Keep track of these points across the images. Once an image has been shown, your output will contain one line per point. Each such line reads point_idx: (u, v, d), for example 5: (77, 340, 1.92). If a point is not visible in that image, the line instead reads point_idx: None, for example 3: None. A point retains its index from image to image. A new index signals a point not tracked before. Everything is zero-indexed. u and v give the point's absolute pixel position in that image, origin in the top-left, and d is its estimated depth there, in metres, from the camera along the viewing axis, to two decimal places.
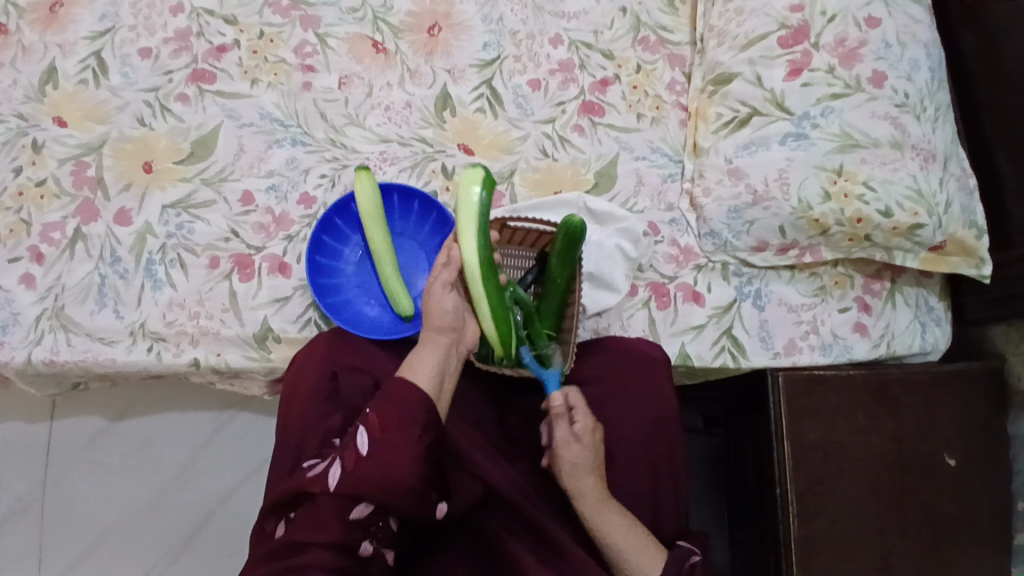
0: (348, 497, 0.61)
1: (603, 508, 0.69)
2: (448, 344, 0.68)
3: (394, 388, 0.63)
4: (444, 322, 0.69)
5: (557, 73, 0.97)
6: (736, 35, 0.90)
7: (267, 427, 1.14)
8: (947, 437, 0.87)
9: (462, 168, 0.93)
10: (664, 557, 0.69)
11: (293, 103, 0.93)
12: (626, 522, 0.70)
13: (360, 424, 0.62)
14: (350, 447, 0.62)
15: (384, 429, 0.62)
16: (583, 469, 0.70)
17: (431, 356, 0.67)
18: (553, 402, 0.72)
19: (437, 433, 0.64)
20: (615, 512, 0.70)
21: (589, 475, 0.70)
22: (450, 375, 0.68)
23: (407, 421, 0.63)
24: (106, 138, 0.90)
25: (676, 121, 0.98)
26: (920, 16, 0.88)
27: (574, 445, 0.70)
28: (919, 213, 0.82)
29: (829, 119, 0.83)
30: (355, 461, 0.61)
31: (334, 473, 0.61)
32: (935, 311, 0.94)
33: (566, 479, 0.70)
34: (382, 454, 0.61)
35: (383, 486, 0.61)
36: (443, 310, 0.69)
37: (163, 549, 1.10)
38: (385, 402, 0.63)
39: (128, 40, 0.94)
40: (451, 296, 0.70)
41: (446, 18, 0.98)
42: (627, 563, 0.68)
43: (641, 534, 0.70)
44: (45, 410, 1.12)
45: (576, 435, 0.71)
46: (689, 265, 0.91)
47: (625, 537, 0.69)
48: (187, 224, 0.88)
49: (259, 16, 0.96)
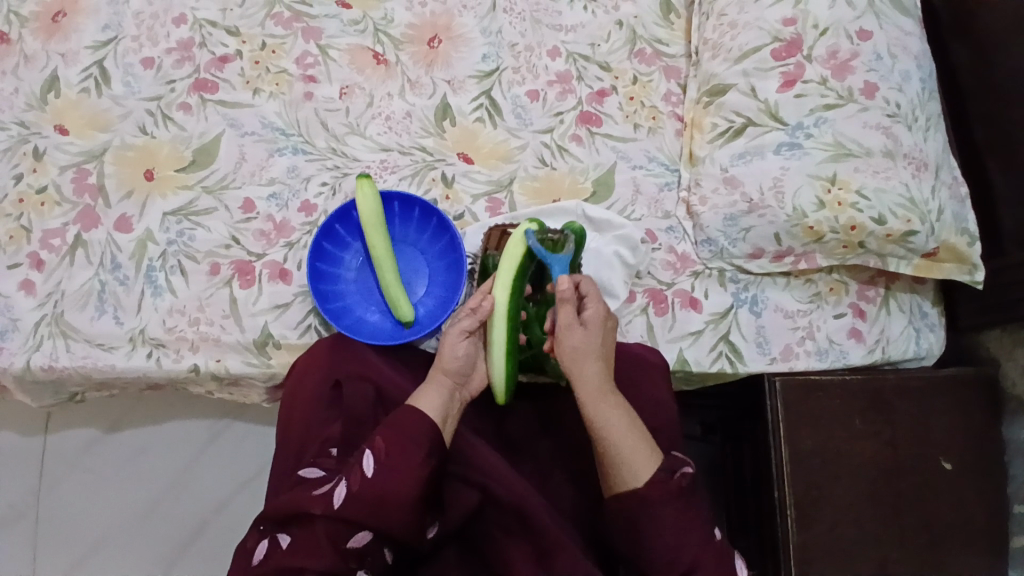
0: (347, 520, 0.62)
1: (605, 397, 0.69)
2: (450, 386, 0.71)
3: (402, 414, 0.66)
4: (452, 366, 0.71)
5: (555, 84, 0.98)
6: (730, 48, 0.92)
7: (265, 436, 1.13)
8: (943, 443, 0.87)
9: (462, 177, 0.94)
10: (658, 462, 0.67)
11: (295, 113, 0.94)
12: (626, 419, 0.68)
13: (367, 448, 0.65)
14: (355, 468, 0.64)
15: (390, 452, 0.64)
16: (585, 354, 0.70)
17: (436, 395, 0.70)
18: (560, 285, 0.70)
19: (440, 458, 0.66)
20: (616, 405, 0.69)
21: (592, 359, 0.70)
22: (453, 416, 0.71)
23: (411, 448, 0.65)
24: (109, 146, 0.91)
25: (672, 131, 0.99)
26: (910, 30, 0.90)
27: (578, 329, 0.70)
28: (912, 221, 0.83)
29: (822, 128, 0.85)
30: (360, 482, 0.63)
31: (339, 493, 0.63)
32: (929, 317, 0.95)
33: (569, 363, 0.70)
34: (385, 476, 0.63)
35: (383, 510, 0.63)
36: (455, 355, 0.72)
37: (158, 558, 1.09)
38: (392, 426, 0.66)
39: (131, 49, 0.95)
40: (465, 343, 0.73)
41: (446, 31, 0.99)
42: (619, 455, 0.66)
43: (637, 433, 0.68)
44: (39, 423, 1.11)
45: (583, 320, 0.71)
46: (687, 272, 0.92)
47: (625, 432, 0.67)
48: (187, 231, 0.88)
49: (261, 27, 0.97)
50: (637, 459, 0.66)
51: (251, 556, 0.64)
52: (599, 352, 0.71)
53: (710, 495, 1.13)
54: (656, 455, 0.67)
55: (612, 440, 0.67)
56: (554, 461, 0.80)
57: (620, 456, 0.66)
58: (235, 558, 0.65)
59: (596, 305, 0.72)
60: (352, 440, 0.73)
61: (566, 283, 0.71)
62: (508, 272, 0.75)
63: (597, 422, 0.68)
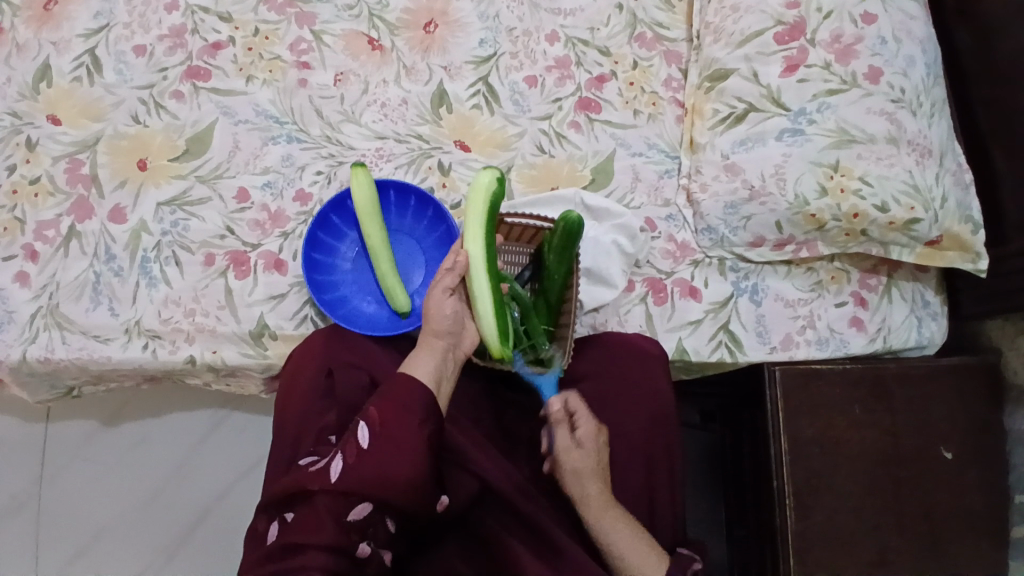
0: (345, 494, 0.62)
1: (609, 514, 0.68)
2: (442, 350, 0.69)
3: (393, 382, 0.65)
4: (441, 326, 0.70)
5: (553, 69, 0.97)
6: (732, 32, 0.90)
7: (264, 426, 1.13)
8: (944, 431, 0.87)
9: (459, 165, 0.93)
10: (666, 562, 0.68)
11: (289, 100, 0.93)
12: (632, 532, 0.68)
13: (361, 420, 0.64)
14: (350, 440, 0.63)
15: (385, 422, 0.63)
16: (585, 475, 0.69)
17: (428, 360, 0.68)
18: (552, 407, 0.72)
19: (437, 426, 0.66)
20: (619, 518, 0.68)
21: (593, 480, 0.69)
22: (447, 380, 0.69)
23: (406, 415, 0.64)
24: (102, 135, 0.90)
25: (672, 117, 0.98)
26: (916, 12, 0.88)
27: (575, 451, 0.70)
28: (915, 208, 0.82)
29: (825, 114, 0.84)
30: (356, 454, 0.62)
31: (335, 468, 0.62)
32: (932, 306, 0.94)
33: (569, 484, 0.69)
34: (383, 449, 0.63)
35: (383, 480, 0.62)
36: (442, 315, 0.70)
37: (159, 547, 1.10)
38: (385, 397, 0.65)
39: (123, 37, 0.94)
40: (450, 301, 0.71)
41: (442, 15, 0.98)
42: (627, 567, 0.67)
43: (643, 539, 0.68)
44: (40, 422, 1.12)
45: (579, 442, 0.70)
46: (686, 260, 0.91)
47: (632, 545, 0.67)
48: (182, 221, 0.87)
49: (254, 13, 0.95)
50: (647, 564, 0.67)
51: (263, 539, 0.64)
52: (599, 470, 0.70)
53: (709, 483, 1.13)
54: (662, 557, 0.68)
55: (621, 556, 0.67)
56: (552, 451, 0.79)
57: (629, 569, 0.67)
58: (247, 541, 0.65)
59: (591, 424, 0.71)
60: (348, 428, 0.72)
61: (557, 404, 0.72)
62: (478, 227, 0.74)
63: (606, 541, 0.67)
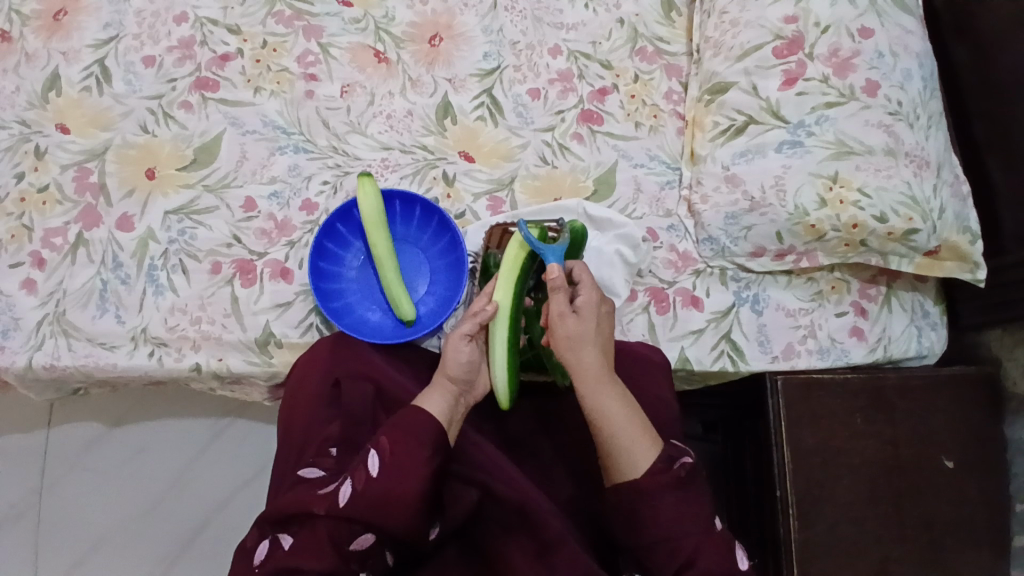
0: (349, 521, 0.62)
1: (601, 384, 0.67)
2: (456, 393, 0.70)
3: (407, 414, 0.66)
4: (457, 372, 0.70)
5: (556, 82, 0.98)
6: (731, 46, 0.92)
7: (267, 437, 1.13)
8: (945, 441, 0.87)
9: (463, 176, 0.94)
10: (658, 449, 0.66)
11: (296, 111, 0.94)
12: (627, 409, 0.67)
13: (372, 448, 0.65)
14: (360, 467, 0.64)
15: (395, 451, 0.64)
16: (581, 342, 0.68)
17: (440, 399, 0.69)
18: (552, 275, 0.69)
19: (445, 460, 0.66)
20: (613, 392, 0.67)
21: (588, 347, 0.68)
22: (457, 421, 0.70)
23: (416, 445, 0.65)
24: (110, 144, 0.91)
25: (674, 129, 0.99)
26: (913, 27, 0.90)
27: (571, 317, 0.68)
28: (914, 219, 0.83)
29: (824, 127, 0.85)
30: (365, 480, 0.63)
31: (343, 492, 0.63)
32: (931, 316, 0.95)
33: (565, 352, 0.68)
34: (391, 477, 0.63)
35: (388, 510, 0.63)
36: (457, 360, 0.71)
37: (158, 557, 1.09)
38: (398, 426, 0.65)
39: (132, 48, 0.95)
40: (466, 347, 0.72)
41: (447, 29, 0.99)
42: (617, 441, 0.65)
43: (637, 420, 0.66)
44: (43, 420, 1.12)
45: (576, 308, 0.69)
46: (688, 270, 0.92)
47: (622, 421, 0.66)
48: (189, 230, 0.88)
49: (262, 25, 0.97)
50: (636, 445, 0.65)
51: (251, 557, 0.64)
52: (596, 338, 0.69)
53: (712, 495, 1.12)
54: (655, 445, 0.66)
55: (611, 430, 0.66)
56: (555, 460, 0.80)
57: (617, 445, 0.65)
58: (234, 559, 0.65)
59: (588, 292, 0.70)
60: (351, 439, 0.72)
61: (556, 272, 0.69)
62: (512, 275, 0.75)
63: (594, 408, 0.66)
